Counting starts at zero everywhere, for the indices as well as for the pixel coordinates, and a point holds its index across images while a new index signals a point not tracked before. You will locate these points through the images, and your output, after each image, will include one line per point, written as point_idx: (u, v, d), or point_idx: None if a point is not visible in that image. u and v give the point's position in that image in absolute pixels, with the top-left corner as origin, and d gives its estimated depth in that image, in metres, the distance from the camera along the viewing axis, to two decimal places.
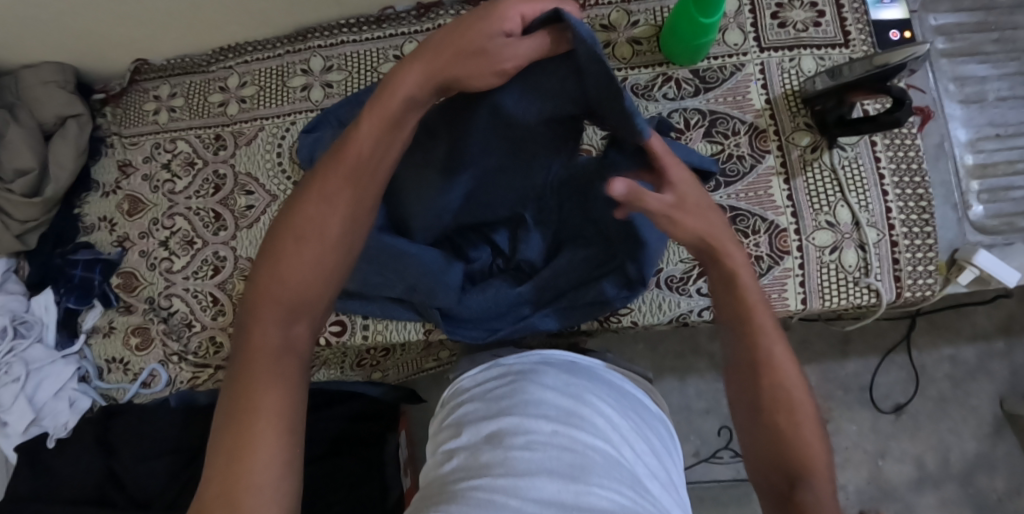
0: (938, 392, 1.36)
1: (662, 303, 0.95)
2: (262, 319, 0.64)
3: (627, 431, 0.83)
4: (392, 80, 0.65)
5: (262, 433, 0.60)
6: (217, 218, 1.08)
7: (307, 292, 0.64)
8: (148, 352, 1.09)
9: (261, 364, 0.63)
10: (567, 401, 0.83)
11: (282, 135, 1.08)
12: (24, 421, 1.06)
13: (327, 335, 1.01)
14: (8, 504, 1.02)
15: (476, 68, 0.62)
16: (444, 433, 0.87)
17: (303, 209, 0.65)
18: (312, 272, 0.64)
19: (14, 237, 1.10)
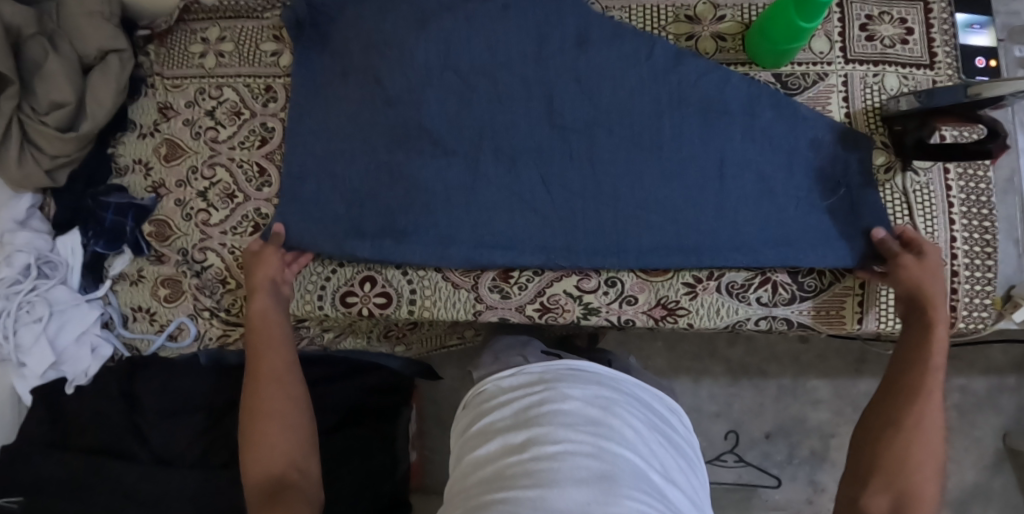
0: (946, 419, 1.37)
1: (721, 307, 0.94)
2: (263, 397, 0.85)
3: (656, 446, 0.83)
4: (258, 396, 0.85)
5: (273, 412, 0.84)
6: (262, 172, 1.04)
7: (285, 408, 0.85)
8: (177, 304, 1.06)
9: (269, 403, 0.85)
10: (595, 412, 0.82)
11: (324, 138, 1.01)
12: (45, 364, 1.04)
13: (372, 306, 0.98)
14: (23, 444, 1.02)
15: (266, 372, 0.87)
16: (471, 437, 0.87)
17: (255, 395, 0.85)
18: (275, 404, 0.85)
19: (44, 172, 1.06)
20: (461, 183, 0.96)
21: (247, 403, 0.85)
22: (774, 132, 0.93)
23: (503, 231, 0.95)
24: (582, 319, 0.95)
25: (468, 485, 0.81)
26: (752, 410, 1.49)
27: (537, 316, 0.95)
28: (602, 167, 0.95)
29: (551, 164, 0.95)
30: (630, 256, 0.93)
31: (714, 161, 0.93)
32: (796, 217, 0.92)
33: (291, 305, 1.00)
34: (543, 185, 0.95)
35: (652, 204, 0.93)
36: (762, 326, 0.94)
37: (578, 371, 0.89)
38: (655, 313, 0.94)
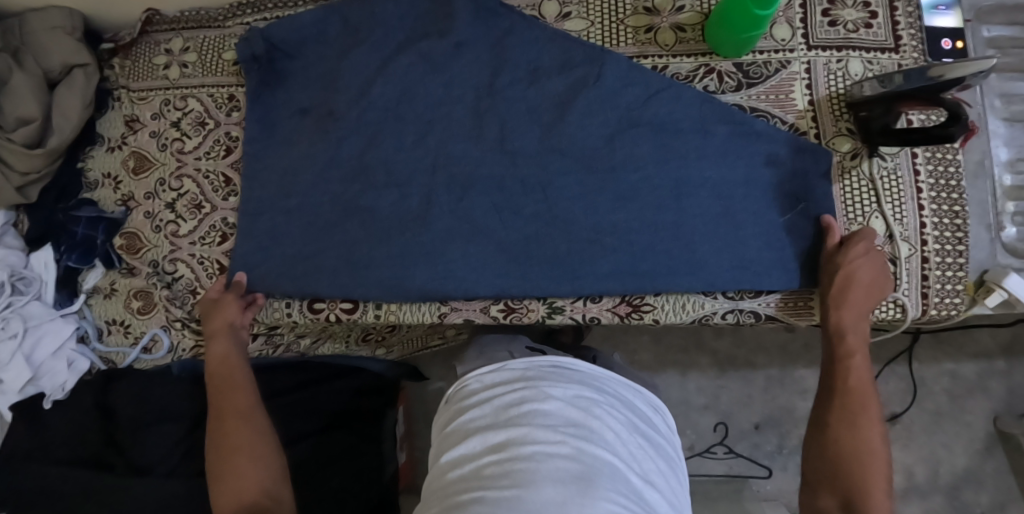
0: (935, 404, 1.38)
1: (686, 302, 0.93)
2: (233, 429, 0.87)
3: (636, 448, 0.82)
4: (227, 432, 0.87)
5: (240, 440, 0.86)
6: (227, 182, 1.04)
7: (255, 438, 0.87)
8: (150, 316, 1.07)
9: (235, 432, 0.87)
10: (575, 413, 0.81)
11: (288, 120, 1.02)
12: (22, 379, 1.05)
13: (338, 312, 0.98)
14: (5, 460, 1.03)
15: (233, 406, 0.90)
16: (448, 436, 0.86)
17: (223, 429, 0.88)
18: (248, 436, 0.87)
19: (14, 188, 1.08)
20: (421, 194, 0.95)
21: (216, 438, 0.88)
22: (726, 155, 0.92)
23: (457, 262, 0.93)
24: (547, 318, 0.94)
25: (444, 486, 0.80)
26: (741, 401, 1.49)
27: (502, 317, 0.95)
28: (564, 184, 0.93)
29: (510, 181, 0.94)
30: (586, 283, 0.92)
31: (670, 183, 0.92)
32: (757, 213, 0.92)
33: (262, 317, 1.01)
34: (498, 214, 0.94)
35: (608, 229, 0.92)
36: (730, 320, 0.93)
37: (560, 370, 0.88)
38: (621, 309, 0.94)
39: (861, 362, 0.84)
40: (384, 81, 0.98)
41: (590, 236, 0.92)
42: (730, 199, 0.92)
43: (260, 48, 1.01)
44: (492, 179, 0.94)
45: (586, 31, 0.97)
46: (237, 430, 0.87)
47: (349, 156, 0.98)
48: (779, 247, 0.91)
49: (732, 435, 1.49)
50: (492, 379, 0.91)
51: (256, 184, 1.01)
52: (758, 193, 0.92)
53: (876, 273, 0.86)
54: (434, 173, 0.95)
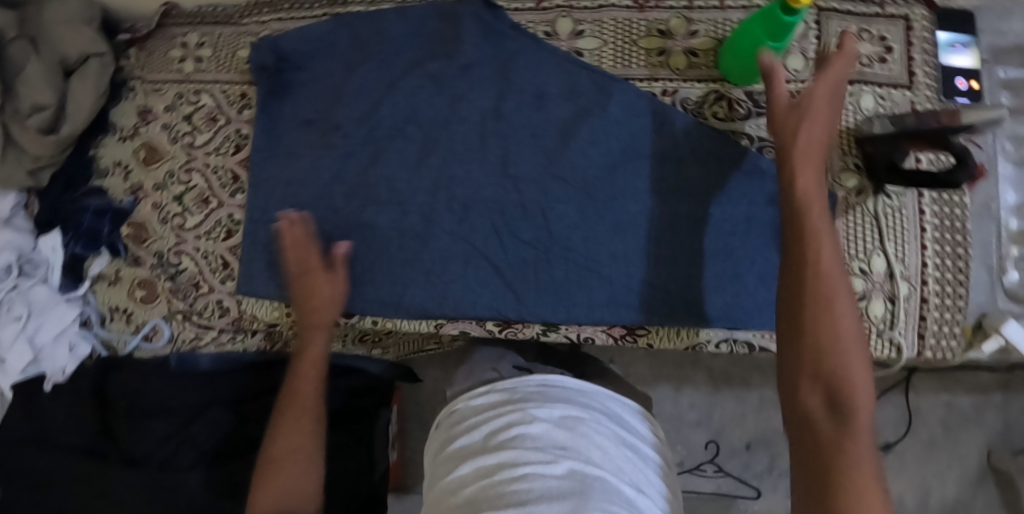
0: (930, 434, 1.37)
1: (680, 329, 0.94)
2: (290, 430, 0.88)
3: (627, 460, 0.83)
4: (284, 429, 0.88)
5: (295, 442, 0.87)
6: (235, 179, 1.05)
7: (307, 440, 0.88)
8: (153, 306, 1.08)
9: (296, 434, 0.88)
10: (563, 433, 0.83)
11: (291, 122, 1.02)
12: (23, 361, 1.07)
13: (337, 316, 1.00)
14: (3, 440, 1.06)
15: (296, 407, 0.90)
16: (443, 462, 0.87)
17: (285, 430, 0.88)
18: (302, 438, 0.88)
19: (27, 173, 1.08)
20: (424, 209, 0.95)
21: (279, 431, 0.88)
22: (729, 189, 0.92)
23: (455, 283, 0.94)
24: (541, 335, 0.95)
25: (443, 509, 0.81)
26: (733, 419, 1.50)
27: (498, 330, 0.96)
28: (564, 207, 0.92)
29: (508, 202, 0.93)
30: (578, 312, 0.92)
31: (671, 215, 0.92)
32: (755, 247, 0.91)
33: (262, 312, 1.03)
34: (497, 236, 0.94)
35: (606, 258, 0.92)
36: (722, 349, 0.94)
37: (547, 390, 0.90)
38: (614, 331, 0.94)
39: (845, 309, 0.67)
40: (391, 89, 0.98)
41: (588, 264, 0.92)
42: (732, 230, 0.92)
43: (269, 57, 1.01)
44: (492, 197, 0.94)
45: (598, 50, 0.96)
46: (295, 428, 0.88)
47: (355, 163, 0.99)
48: (774, 286, 0.91)
49: (722, 454, 1.50)
50: (481, 403, 0.92)
51: (258, 185, 1.01)
52: (758, 227, 0.91)
53: (821, 206, 0.72)
54: (436, 187, 0.95)
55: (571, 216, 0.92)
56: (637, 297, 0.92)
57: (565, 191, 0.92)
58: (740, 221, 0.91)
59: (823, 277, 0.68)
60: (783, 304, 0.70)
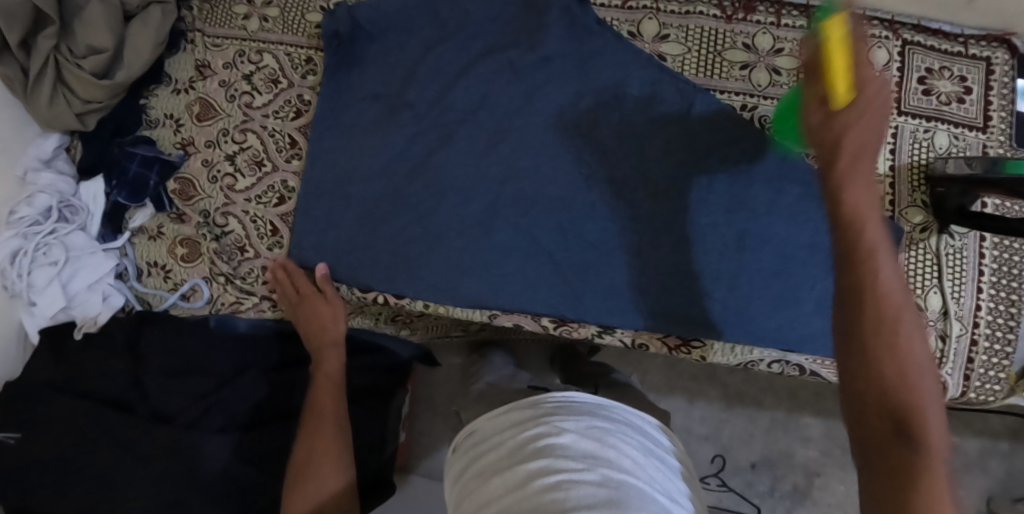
0: None
1: (737, 346, 0.92)
2: (315, 442, 0.83)
3: (654, 470, 0.81)
4: (304, 446, 0.83)
5: (320, 447, 0.82)
6: (293, 145, 1.03)
7: (334, 445, 0.83)
8: (193, 265, 1.06)
9: (319, 440, 0.83)
10: (592, 444, 0.80)
11: (358, 95, 0.99)
12: (55, 307, 1.05)
13: (387, 297, 0.96)
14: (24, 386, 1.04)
15: (315, 419, 0.85)
16: (468, 479, 0.85)
17: (306, 441, 0.83)
18: (328, 445, 0.82)
19: (73, 115, 1.07)
20: (486, 199, 0.94)
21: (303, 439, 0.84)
22: (801, 212, 0.91)
23: (513, 275, 0.93)
24: (597, 336, 0.93)
25: None
26: (742, 437, 1.49)
27: (552, 328, 0.93)
28: (631, 214, 0.92)
29: (579, 203, 0.93)
30: (639, 318, 0.91)
31: (735, 232, 0.91)
32: (814, 272, 0.91)
33: (309, 283, 1.02)
34: (562, 232, 0.92)
35: (670, 269, 0.92)
36: (773, 368, 0.94)
37: (573, 402, 0.87)
38: (671, 341, 0.92)
39: (889, 278, 0.56)
40: (467, 75, 0.97)
41: (651, 271, 0.92)
42: (797, 254, 0.91)
43: (345, 23, 0.99)
44: (563, 195, 0.93)
45: (681, 57, 0.96)
46: (322, 440, 0.83)
47: (421, 142, 0.97)
48: (833, 313, 0.91)
49: (728, 469, 1.49)
50: (501, 419, 0.89)
51: (316, 155, 0.99)
52: (820, 255, 0.91)
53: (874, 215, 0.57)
54: (504, 180, 0.94)
55: (640, 221, 0.92)
56: (696, 310, 0.91)
57: (632, 200, 0.92)
58: (805, 247, 0.91)
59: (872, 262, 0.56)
60: (841, 293, 0.58)
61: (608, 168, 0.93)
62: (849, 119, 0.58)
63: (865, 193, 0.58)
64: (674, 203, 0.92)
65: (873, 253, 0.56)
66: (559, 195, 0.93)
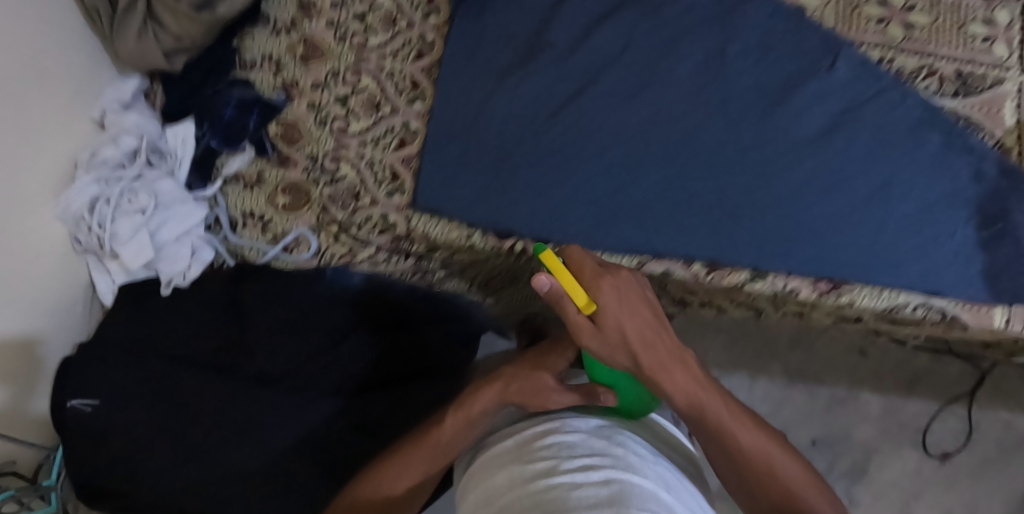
0: (983, 450, 1.42)
1: (883, 288, 0.91)
2: (409, 463, 0.78)
3: (667, 472, 0.69)
4: (391, 470, 0.78)
5: (415, 459, 0.78)
6: (415, 86, 0.97)
7: (412, 473, 0.78)
8: (297, 214, 0.98)
9: (421, 453, 0.78)
10: (601, 443, 0.69)
11: (493, 38, 0.97)
12: (139, 259, 0.96)
13: (528, 244, 0.92)
14: (103, 345, 0.97)
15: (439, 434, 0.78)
16: (475, 474, 0.73)
17: (404, 446, 0.79)
18: (409, 472, 0.78)
19: (162, 53, 0.99)
20: (634, 143, 0.92)
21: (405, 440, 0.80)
22: (938, 163, 0.92)
23: (665, 221, 0.91)
24: (748, 281, 0.91)
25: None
26: (802, 415, 1.46)
27: (703, 274, 0.91)
28: (778, 158, 0.92)
29: (728, 147, 0.92)
30: (791, 263, 0.91)
31: (881, 180, 0.92)
32: (948, 217, 0.92)
33: (435, 231, 0.95)
34: (712, 178, 0.91)
35: (819, 215, 0.91)
36: (916, 315, 0.92)
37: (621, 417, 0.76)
38: (820, 285, 0.91)
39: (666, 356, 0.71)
40: (610, 19, 0.95)
41: (801, 215, 0.91)
42: (937, 199, 0.92)
43: None
44: (713, 137, 0.92)
45: (820, 9, 0.96)
46: (426, 444, 0.78)
47: (563, 86, 0.94)
48: (972, 261, 0.91)
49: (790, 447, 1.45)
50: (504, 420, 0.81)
51: (446, 98, 0.95)
52: (959, 201, 0.92)
53: (648, 348, 0.70)
54: (652, 122, 0.92)
55: (790, 166, 0.92)
56: (846, 255, 0.91)
57: (781, 144, 0.92)
58: (943, 192, 0.92)
59: (656, 373, 0.70)
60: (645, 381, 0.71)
61: (755, 112, 0.92)
62: (615, 313, 0.69)
63: (639, 349, 0.70)
64: (824, 148, 0.92)
65: (659, 386, 0.71)
66: (708, 137, 0.92)
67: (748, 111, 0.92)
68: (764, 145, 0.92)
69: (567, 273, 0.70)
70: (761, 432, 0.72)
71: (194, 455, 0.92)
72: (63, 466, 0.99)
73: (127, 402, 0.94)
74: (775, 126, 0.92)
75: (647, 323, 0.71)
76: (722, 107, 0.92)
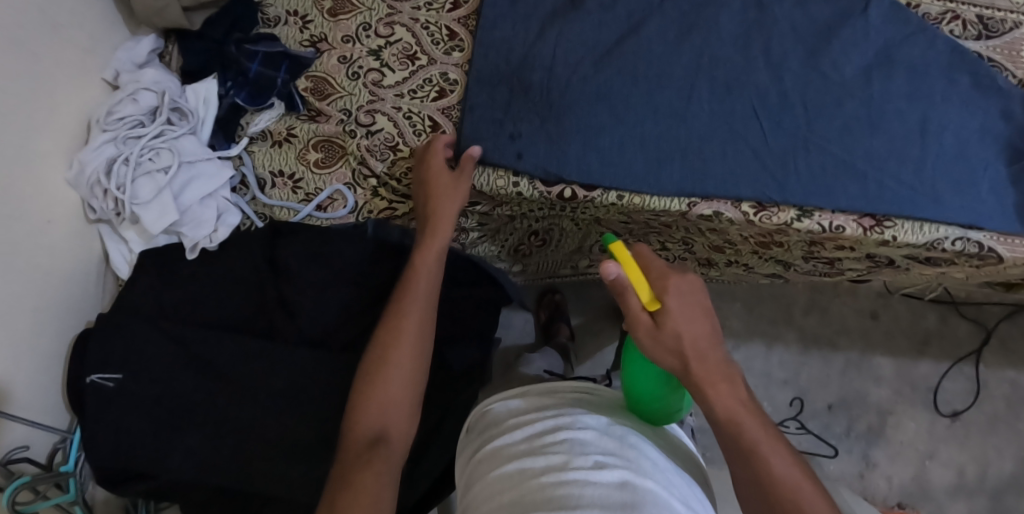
0: (993, 409, 1.38)
1: (925, 222, 0.89)
2: (396, 355, 0.76)
3: (678, 477, 0.67)
4: (384, 369, 0.75)
5: (399, 356, 0.76)
6: (452, 36, 0.97)
7: (409, 379, 0.75)
8: (331, 171, 0.98)
9: (402, 345, 0.76)
10: (613, 443, 0.67)
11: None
12: (163, 222, 0.90)
13: (576, 189, 0.91)
14: (123, 313, 0.91)
15: (418, 306, 0.79)
16: (479, 464, 0.71)
17: (385, 344, 0.76)
18: (402, 386, 0.74)
19: (182, 11, 0.94)
20: (677, 85, 0.91)
21: (359, 392, 0.75)
22: (969, 101, 0.91)
23: (715, 162, 0.90)
24: (795, 221, 0.91)
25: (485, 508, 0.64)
26: (819, 380, 1.42)
27: (753, 214, 0.91)
28: (817, 95, 0.91)
29: (768, 86, 0.91)
30: (839, 200, 0.89)
31: (918, 117, 0.90)
32: (982, 151, 0.90)
33: (481, 181, 0.92)
34: (757, 118, 0.91)
35: (862, 151, 0.90)
36: (958, 249, 0.90)
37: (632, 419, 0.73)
38: (864, 221, 0.90)
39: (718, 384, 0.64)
40: None
41: (843, 150, 0.90)
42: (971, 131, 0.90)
43: None
44: (753, 76, 0.91)
45: None
46: (405, 353, 0.76)
47: (603, 33, 0.93)
48: (1004, 195, 0.89)
49: (807, 413, 1.41)
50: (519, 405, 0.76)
51: (491, 44, 0.94)
52: (989, 138, 0.90)
53: (706, 353, 0.65)
54: (694, 65, 0.92)
55: (830, 104, 0.91)
56: (889, 192, 0.89)
57: (817, 81, 0.91)
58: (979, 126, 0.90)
59: (701, 378, 0.64)
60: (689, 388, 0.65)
61: (791, 51, 0.93)
62: (672, 319, 0.64)
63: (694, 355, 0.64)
64: (862, 86, 0.91)
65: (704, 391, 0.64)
66: (747, 76, 0.92)
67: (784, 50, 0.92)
68: (801, 83, 0.91)
69: (637, 269, 0.67)
70: (796, 462, 0.62)
71: (231, 429, 0.88)
72: (80, 451, 0.90)
73: (156, 377, 0.89)
74: (811, 65, 0.92)
75: (704, 337, 0.65)
76: (759, 46, 0.92)
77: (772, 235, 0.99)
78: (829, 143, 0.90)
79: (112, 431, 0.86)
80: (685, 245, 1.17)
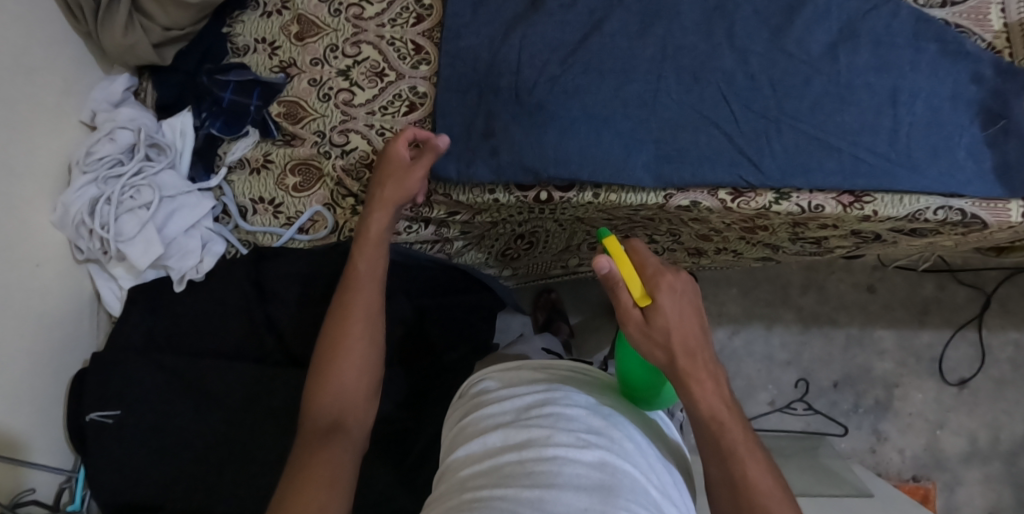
0: (999, 373, 1.37)
1: (903, 196, 0.89)
2: (344, 344, 0.74)
3: (657, 461, 0.67)
4: (331, 361, 0.74)
5: (349, 346, 0.74)
6: (418, 50, 0.97)
7: (361, 365, 0.74)
8: (310, 193, 0.99)
9: (348, 333, 0.75)
10: (599, 421, 0.67)
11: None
12: (148, 258, 0.92)
13: (552, 191, 0.94)
14: (114, 351, 0.92)
15: (364, 297, 0.78)
16: (463, 432, 0.72)
17: (331, 335, 0.75)
18: (355, 372, 0.73)
19: (152, 47, 0.96)
20: (644, 78, 0.91)
21: (313, 376, 0.74)
22: (937, 68, 0.90)
23: (688, 150, 0.90)
24: (773, 204, 0.91)
25: (461, 479, 0.66)
26: (822, 358, 1.41)
27: (730, 201, 0.92)
28: (784, 76, 0.91)
29: (733, 72, 0.91)
30: (815, 178, 0.89)
31: (888, 88, 0.89)
32: (956, 117, 0.89)
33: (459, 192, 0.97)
34: (726, 103, 0.90)
35: (833, 129, 0.89)
36: (940, 219, 0.90)
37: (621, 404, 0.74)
38: (844, 199, 0.90)
39: (706, 383, 0.64)
40: None
41: (815, 130, 0.89)
42: (942, 99, 0.89)
43: None
44: (718, 63, 0.91)
45: None
46: (354, 336, 0.75)
47: (564, 30, 0.93)
48: (982, 159, 0.88)
49: (813, 394, 1.40)
50: (515, 378, 0.77)
51: (457, 53, 0.94)
52: (962, 104, 0.89)
53: (695, 350, 0.64)
54: (657, 55, 0.92)
55: (798, 84, 0.90)
56: (865, 164, 0.88)
57: (782, 61, 0.91)
58: (950, 92, 0.90)
59: (686, 375, 0.63)
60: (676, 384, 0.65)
61: (755, 32, 0.92)
62: (663, 316, 0.63)
63: (682, 357, 0.63)
64: (827, 63, 0.90)
65: (689, 388, 0.64)
66: (711, 64, 0.91)
67: (748, 34, 0.92)
68: (766, 64, 0.91)
69: (629, 264, 0.66)
70: (771, 467, 0.63)
71: (233, 453, 0.89)
72: (86, 490, 0.92)
73: (153, 406, 0.90)
74: (776, 47, 0.91)
75: (693, 332, 0.64)
76: (722, 32, 0.92)
77: (754, 220, 0.99)
78: (801, 124, 0.90)
79: (114, 471, 0.87)
80: (672, 236, 1.17)
